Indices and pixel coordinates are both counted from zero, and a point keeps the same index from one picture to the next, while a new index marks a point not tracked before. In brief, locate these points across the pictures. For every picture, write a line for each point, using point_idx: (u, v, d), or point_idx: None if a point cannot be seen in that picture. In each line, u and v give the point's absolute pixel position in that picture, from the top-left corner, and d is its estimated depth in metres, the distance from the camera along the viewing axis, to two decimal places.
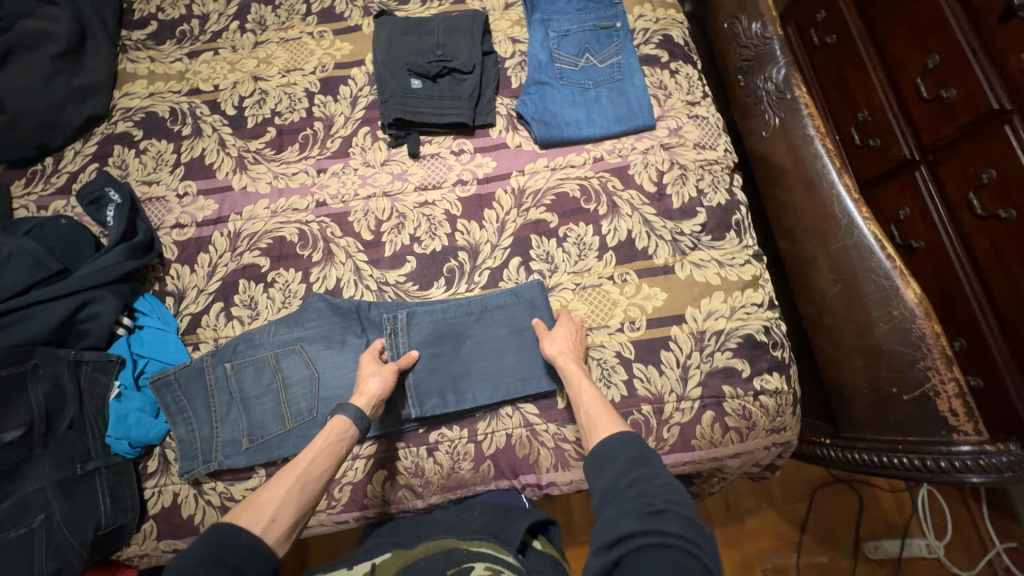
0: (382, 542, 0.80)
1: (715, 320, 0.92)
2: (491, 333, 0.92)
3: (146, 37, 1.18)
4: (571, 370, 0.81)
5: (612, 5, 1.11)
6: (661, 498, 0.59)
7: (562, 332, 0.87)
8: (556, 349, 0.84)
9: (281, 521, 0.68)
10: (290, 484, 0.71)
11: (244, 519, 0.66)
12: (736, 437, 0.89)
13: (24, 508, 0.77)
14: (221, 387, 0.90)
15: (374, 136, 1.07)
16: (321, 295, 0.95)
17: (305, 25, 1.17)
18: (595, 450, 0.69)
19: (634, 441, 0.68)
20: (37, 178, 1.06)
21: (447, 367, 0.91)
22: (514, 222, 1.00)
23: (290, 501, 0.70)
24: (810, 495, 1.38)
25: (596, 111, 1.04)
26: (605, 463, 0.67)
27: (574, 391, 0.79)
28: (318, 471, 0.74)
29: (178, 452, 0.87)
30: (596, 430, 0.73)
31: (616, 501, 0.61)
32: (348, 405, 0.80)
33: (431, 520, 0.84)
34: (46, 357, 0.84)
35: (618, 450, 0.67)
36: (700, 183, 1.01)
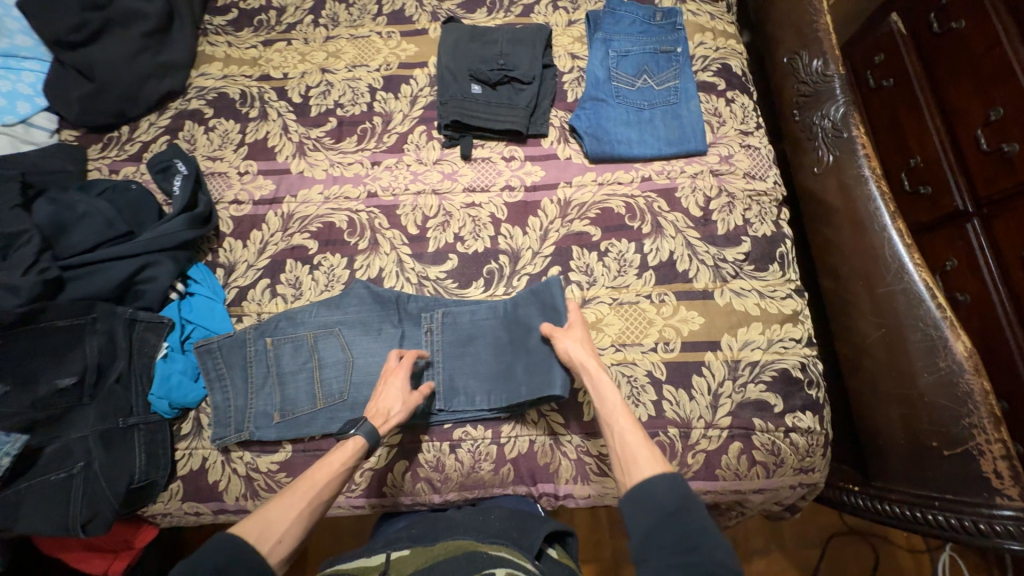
0: (398, 537, 0.80)
1: (751, 351, 0.91)
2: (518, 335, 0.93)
3: (226, 24, 1.25)
4: (604, 384, 0.77)
5: (675, 30, 1.12)
6: (710, 558, 0.58)
7: (577, 332, 0.85)
8: (577, 351, 0.81)
9: (287, 542, 0.67)
10: (302, 504, 0.70)
11: (254, 534, 0.65)
12: (762, 473, 0.87)
13: (68, 454, 0.80)
14: (259, 360, 0.93)
15: (429, 135, 1.11)
16: (364, 282, 0.97)
17: (375, 24, 1.22)
18: (636, 492, 0.65)
19: (681, 487, 0.64)
20: (113, 144, 1.13)
21: (475, 368, 0.92)
22: (557, 232, 1.02)
23: (300, 522, 0.68)
24: (823, 543, 1.33)
25: (649, 132, 1.06)
26: (646, 503, 0.63)
27: (605, 405, 0.75)
28: (328, 491, 0.73)
29: (213, 418, 0.89)
30: (635, 466, 0.68)
31: (660, 549, 0.60)
32: (363, 425, 0.79)
33: (448, 521, 0.84)
34: (104, 312, 0.86)
35: (663, 492, 0.63)
36: (747, 213, 1.01)
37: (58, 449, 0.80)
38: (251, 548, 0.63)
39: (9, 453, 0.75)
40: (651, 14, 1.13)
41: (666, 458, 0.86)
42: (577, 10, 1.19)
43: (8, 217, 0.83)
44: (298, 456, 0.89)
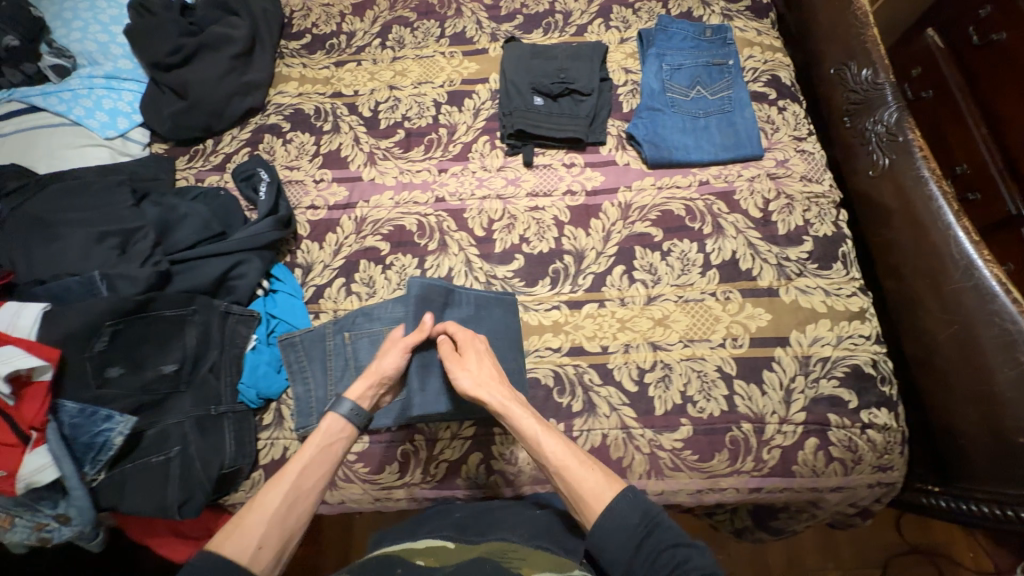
0: (442, 521, 0.82)
1: (821, 346, 0.92)
2: (479, 323, 0.97)
3: (301, 47, 1.35)
4: (522, 422, 0.79)
5: (725, 45, 1.18)
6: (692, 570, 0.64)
7: (469, 361, 0.87)
8: (468, 382, 0.83)
9: (270, 545, 0.68)
10: (276, 505, 0.71)
11: (229, 547, 0.67)
12: (840, 469, 0.86)
13: (165, 438, 0.82)
14: (338, 354, 0.95)
15: (492, 144, 1.17)
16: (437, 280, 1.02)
17: (438, 45, 1.31)
18: (595, 533, 0.69)
19: (638, 502, 0.70)
20: (198, 155, 1.21)
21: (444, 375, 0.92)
22: (619, 233, 1.05)
23: (276, 523, 0.70)
24: (884, 563, 1.28)
25: (705, 138, 1.10)
26: (612, 529, 0.68)
27: (529, 442, 0.78)
28: (308, 484, 0.75)
29: (295, 409, 0.92)
30: (584, 505, 0.72)
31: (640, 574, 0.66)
32: (344, 400, 0.83)
33: (495, 514, 0.83)
34: (202, 304, 0.90)
35: (623, 515, 0.69)
36: (806, 214, 1.03)
37: (158, 433, 0.82)
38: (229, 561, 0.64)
39: (122, 433, 0.78)
40: (701, 31, 1.20)
41: (741, 452, 0.87)
42: (629, 29, 1.26)
43: (129, 216, 0.92)
44: (376, 446, 0.92)
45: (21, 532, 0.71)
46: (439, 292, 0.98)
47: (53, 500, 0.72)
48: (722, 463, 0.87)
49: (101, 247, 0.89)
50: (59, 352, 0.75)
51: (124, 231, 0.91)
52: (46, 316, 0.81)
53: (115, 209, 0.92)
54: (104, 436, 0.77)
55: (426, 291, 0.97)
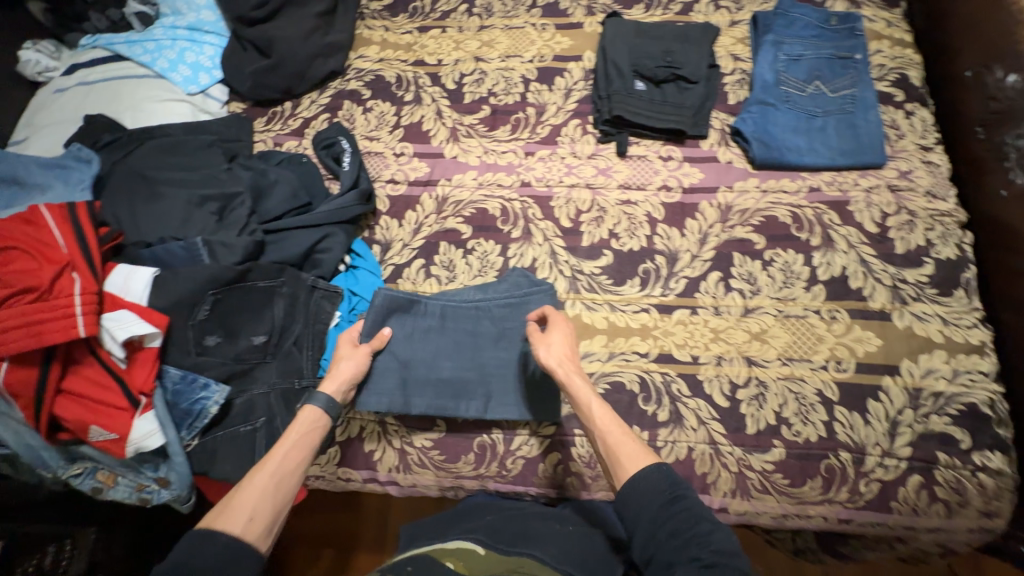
0: (477, 525, 0.82)
1: (935, 380, 0.85)
2: (443, 333, 0.92)
3: (382, 9, 1.29)
4: (580, 389, 0.78)
5: (853, 36, 1.07)
6: (709, 550, 0.60)
7: (554, 338, 0.84)
8: (554, 359, 0.81)
9: (260, 517, 0.66)
10: (264, 482, 0.69)
11: (220, 520, 0.65)
12: (942, 511, 0.81)
13: (252, 408, 0.82)
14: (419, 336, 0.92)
15: (584, 129, 1.10)
16: (521, 270, 0.98)
17: (529, 16, 1.22)
18: (624, 492, 0.68)
19: (665, 477, 0.67)
20: (276, 118, 1.17)
21: (401, 378, 0.89)
22: (717, 237, 0.99)
23: (266, 499, 0.68)
24: None
25: (820, 140, 1.01)
26: (637, 498, 0.66)
27: (581, 407, 0.77)
28: (292, 466, 0.72)
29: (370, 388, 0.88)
30: (619, 465, 0.71)
31: (659, 548, 0.62)
32: (318, 395, 0.79)
33: (527, 518, 0.82)
34: (291, 276, 0.89)
35: (647, 490, 0.66)
36: (929, 234, 0.95)
37: (245, 402, 0.82)
38: (227, 539, 0.63)
39: (217, 403, 0.78)
40: (826, 18, 1.09)
41: (836, 482, 0.82)
42: (740, 11, 1.16)
43: (226, 180, 0.93)
44: (451, 435, 0.91)
45: (124, 490, 0.76)
46: (406, 302, 0.92)
47: (155, 463, 0.76)
48: (814, 491, 0.83)
49: (200, 210, 0.89)
50: (167, 318, 0.78)
51: (223, 196, 0.91)
52: (154, 282, 0.80)
53: (212, 172, 0.94)
54: (201, 404, 0.78)
55: (390, 304, 0.91)
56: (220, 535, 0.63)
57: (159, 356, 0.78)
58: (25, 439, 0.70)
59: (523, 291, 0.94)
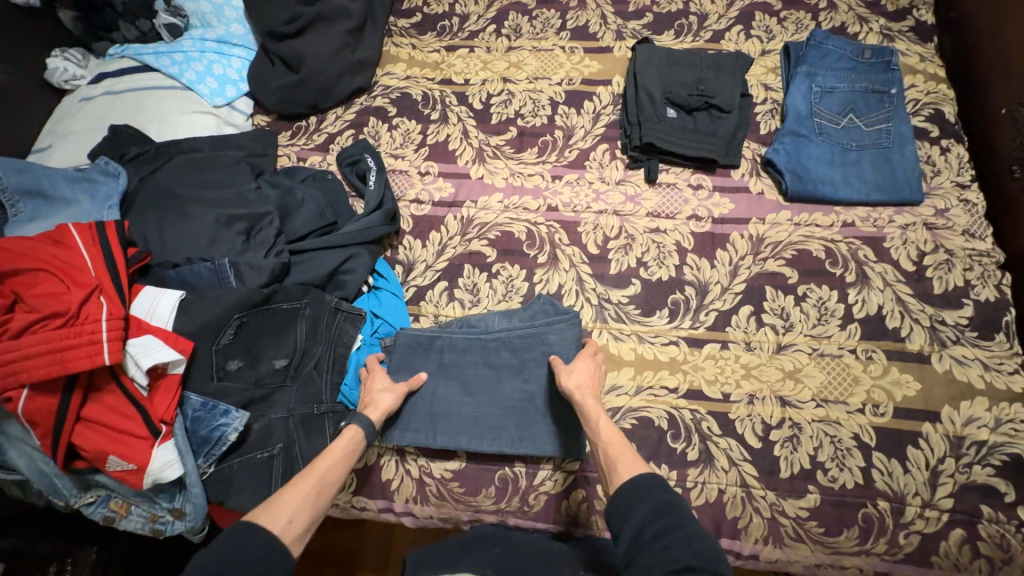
0: (483, 559, 0.75)
1: (977, 429, 0.82)
2: (463, 368, 0.90)
3: (410, 26, 1.28)
4: (591, 409, 0.76)
5: (887, 70, 1.06)
6: (688, 553, 0.55)
7: (581, 364, 0.83)
8: (574, 382, 0.80)
9: (300, 521, 0.63)
10: (307, 487, 0.67)
11: (261, 517, 0.62)
12: (986, 568, 0.77)
13: (270, 434, 0.79)
14: (441, 367, 0.90)
15: (612, 154, 1.09)
16: (547, 297, 0.95)
17: (558, 38, 1.22)
18: (615, 496, 0.64)
19: (656, 485, 0.63)
20: (301, 133, 1.16)
21: (423, 414, 0.88)
22: (748, 269, 0.97)
23: (307, 504, 0.65)
24: None
25: (855, 174, 0.99)
26: (625, 506, 0.62)
27: (589, 424, 0.75)
28: (333, 479, 0.70)
29: (392, 423, 0.88)
30: (614, 472, 0.68)
31: (641, 554, 0.57)
32: (361, 415, 0.78)
33: (530, 563, 0.74)
34: (315, 298, 0.87)
35: (639, 498, 0.62)
36: (967, 274, 0.92)
37: (263, 428, 0.79)
38: (270, 538, 0.59)
39: (236, 430, 0.75)
40: (860, 51, 1.07)
41: (875, 532, 0.79)
42: (771, 40, 1.15)
43: (254, 199, 0.92)
44: (472, 466, 0.88)
45: (137, 520, 0.73)
46: (424, 339, 0.90)
47: (170, 493, 0.73)
48: (850, 541, 0.79)
49: (228, 230, 0.88)
50: (191, 342, 0.76)
51: (250, 215, 0.90)
52: (181, 305, 0.77)
53: (240, 191, 0.92)
54: (220, 431, 0.75)
55: (410, 342, 0.90)
56: (261, 533, 0.59)
57: (180, 382, 0.76)
58: (37, 466, 0.69)
59: (546, 319, 0.91)
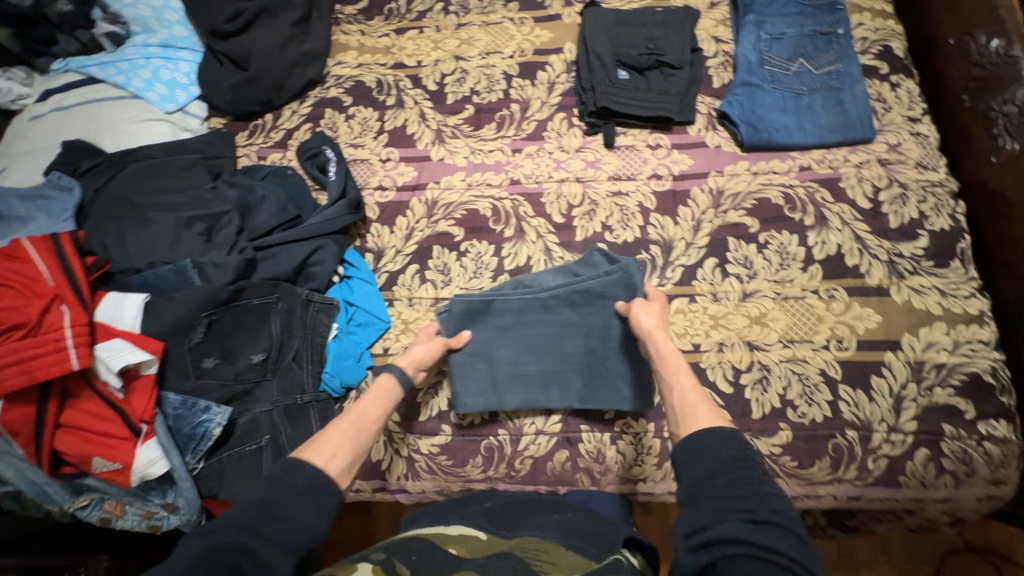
0: (476, 511, 0.79)
1: (936, 352, 0.86)
2: (522, 329, 0.92)
3: (357, 13, 1.27)
4: (665, 347, 0.80)
5: (834, 10, 1.06)
6: (767, 508, 0.56)
7: (654, 306, 0.86)
8: (650, 323, 0.83)
9: (341, 457, 0.68)
10: (346, 428, 0.72)
11: (305, 454, 0.67)
12: (950, 482, 0.81)
13: (256, 427, 0.81)
14: (501, 331, 0.92)
15: (569, 122, 1.09)
16: (599, 248, 0.94)
17: (507, 10, 1.21)
18: (691, 439, 0.65)
19: (734, 438, 0.64)
20: (258, 131, 1.15)
21: (488, 378, 0.90)
22: (710, 222, 0.98)
23: (347, 443, 0.70)
24: (940, 561, 1.13)
25: (809, 118, 1.00)
26: (698, 453, 0.64)
27: (666, 369, 0.77)
28: (369, 421, 0.75)
29: (458, 391, 0.89)
30: (693, 416, 0.69)
31: (710, 497, 0.59)
32: (394, 365, 0.83)
33: (521, 507, 0.80)
34: (286, 291, 0.88)
35: (714, 444, 0.63)
36: (921, 206, 0.94)
37: (248, 422, 0.81)
38: (317, 473, 0.64)
39: (219, 425, 0.77)
40: None
41: (845, 461, 0.82)
42: None
43: (211, 200, 0.93)
44: (458, 439, 0.90)
45: (133, 519, 0.75)
46: (480, 304, 0.92)
47: (161, 490, 0.75)
48: (823, 471, 0.83)
49: (189, 232, 0.89)
50: (162, 343, 0.77)
51: (208, 216, 0.91)
52: (148, 307, 0.79)
53: (197, 192, 0.93)
54: (204, 427, 0.77)
55: (467, 308, 0.91)
56: (304, 469, 0.64)
57: (156, 383, 0.77)
58: (27, 475, 0.71)
59: (603, 271, 0.91)
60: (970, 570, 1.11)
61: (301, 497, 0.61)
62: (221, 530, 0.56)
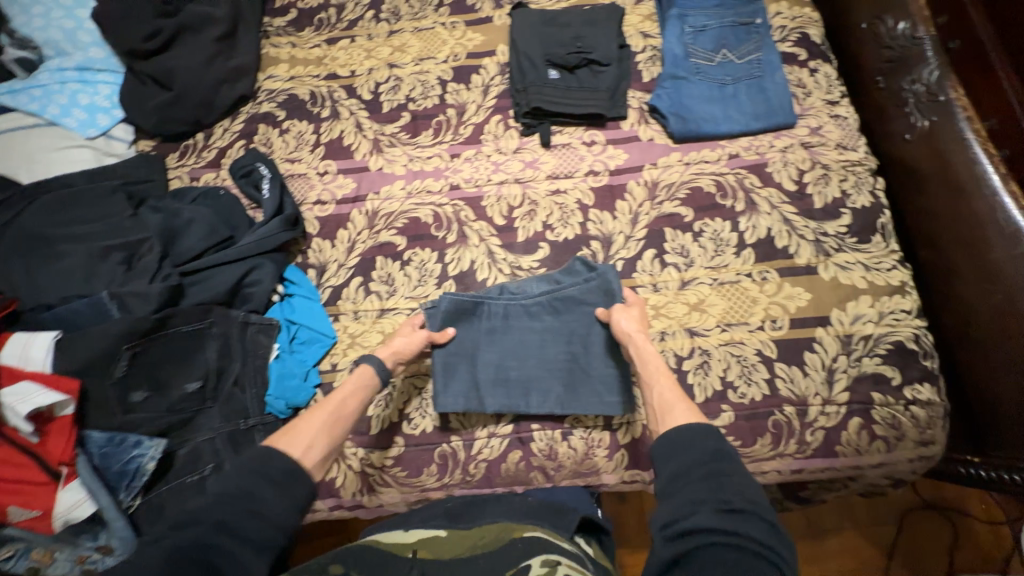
0: (435, 513, 0.81)
1: (863, 325, 0.89)
2: (506, 333, 0.93)
3: (287, 25, 1.24)
4: (646, 350, 0.82)
5: (751, 1, 1.09)
6: (741, 497, 0.58)
7: (635, 311, 0.88)
8: (630, 326, 0.85)
9: (317, 448, 0.70)
10: (323, 418, 0.74)
11: (282, 444, 0.69)
12: (883, 447, 0.85)
13: (197, 457, 0.80)
14: (483, 336, 0.93)
15: (505, 124, 1.10)
16: (582, 257, 0.96)
17: (438, 15, 1.20)
18: (669, 434, 0.68)
19: (710, 433, 0.67)
20: (190, 151, 1.11)
21: (470, 380, 0.90)
22: (647, 214, 1.00)
23: (322, 435, 0.72)
24: (898, 519, 1.17)
25: (734, 107, 1.03)
26: (674, 448, 0.66)
27: (646, 370, 0.80)
28: (346, 413, 0.77)
29: (436, 395, 0.89)
30: (671, 415, 0.73)
31: (685, 489, 0.61)
32: (373, 355, 0.84)
33: (483, 505, 0.82)
34: (220, 316, 0.87)
35: (689, 439, 0.66)
36: (843, 185, 0.98)
37: (189, 452, 0.80)
38: (293, 465, 0.66)
39: (153, 458, 0.76)
40: None
41: (785, 436, 0.85)
42: None
43: (131, 227, 0.90)
44: (411, 450, 0.90)
45: (64, 565, 0.72)
46: (468, 304, 0.93)
47: (93, 533, 0.72)
48: (765, 448, 0.86)
49: (106, 263, 0.87)
50: (78, 381, 0.76)
51: (127, 245, 0.89)
52: (57, 344, 0.78)
53: (115, 221, 0.91)
54: (136, 462, 0.76)
55: (455, 307, 0.92)
56: (281, 459, 0.65)
57: (76, 423, 0.75)
58: None
59: (583, 279, 0.93)
60: (924, 524, 1.16)
61: (275, 488, 0.63)
62: (192, 528, 0.57)
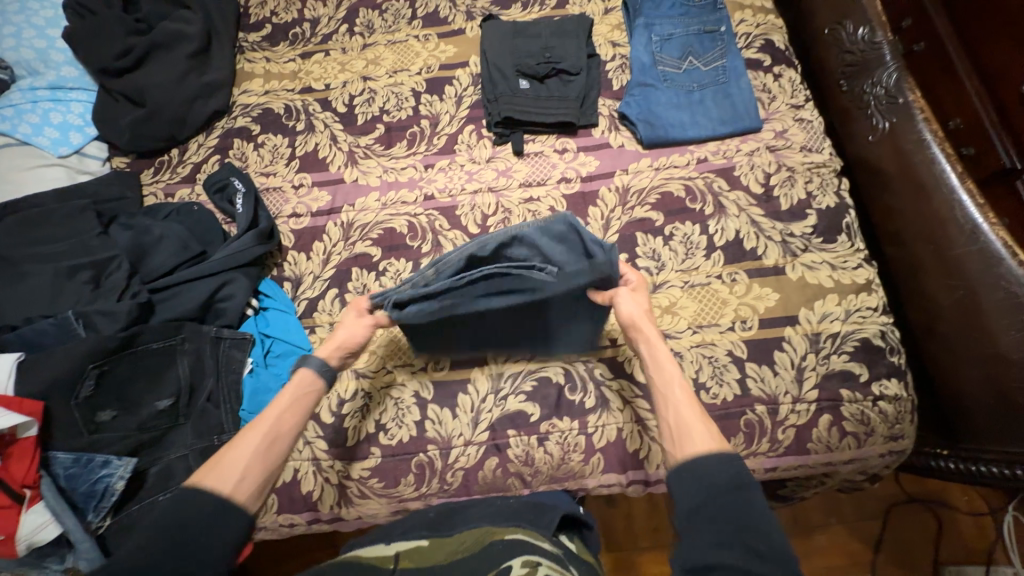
0: (412, 523, 0.80)
1: (831, 323, 0.91)
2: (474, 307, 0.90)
3: (261, 40, 1.25)
4: (660, 352, 0.75)
5: (716, 10, 1.12)
6: (766, 542, 0.55)
7: (641, 297, 0.82)
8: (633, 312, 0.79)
9: (251, 475, 0.66)
10: (256, 442, 0.69)
11: (209, 480, 0.64)
12: (853, 443, 0.87)
13: (170, 474, 0.80)
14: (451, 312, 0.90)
15: (479, 134, 1.11)
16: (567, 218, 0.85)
17: (411, 28, 1.22)
18: (692, 461, 0.62)
19: (735, 465, 0.61)
20: (164, 167, 1.12)
21: (440, 340, 0.93)
22: (619, 220, 1.02)
23: (257, 462, 0.67)
24: (883, 513, 1.19)
25: (701, 112, 1.06)
26: (697, 479, 0.61)
27: (661, 376, 0.73)
28: (284, 429, 0.72)
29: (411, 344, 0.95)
30: (688, 434, 0.66)
31: (705, 526, 0.57)
32: (312, 357, 0.79)
33: (463, 512, 0.82)
34: (191, 331, 0.88)
35: (714, 471, 0.61)
36: (808, 186, 1.01)
37: (161, 470, 0.80)
38: (223, 502, 0.63)
39: (122, 478, 0.76)
40: None
41: (757, 435, 0.87)
42: None
43: (98, 247, 0.91)
44: (387, 460, 0.90)
45: None
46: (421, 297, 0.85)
47: (59, 555, 0.73)
48: (738, 447, 0.87)
49: (73, 282, 0.87)
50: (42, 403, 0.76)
51: (95, 263, 0.88)
52: (19, 367, 0.78)
53: (82, 240, 0.91)
54: (104, 483, 0.76)
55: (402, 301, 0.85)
56: (206, 502, 0.62)
57: (39, 445, 0.75)
58: None
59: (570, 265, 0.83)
60: (908, 516, 1.18)
61: (206, 529, 0.60)
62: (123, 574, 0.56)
